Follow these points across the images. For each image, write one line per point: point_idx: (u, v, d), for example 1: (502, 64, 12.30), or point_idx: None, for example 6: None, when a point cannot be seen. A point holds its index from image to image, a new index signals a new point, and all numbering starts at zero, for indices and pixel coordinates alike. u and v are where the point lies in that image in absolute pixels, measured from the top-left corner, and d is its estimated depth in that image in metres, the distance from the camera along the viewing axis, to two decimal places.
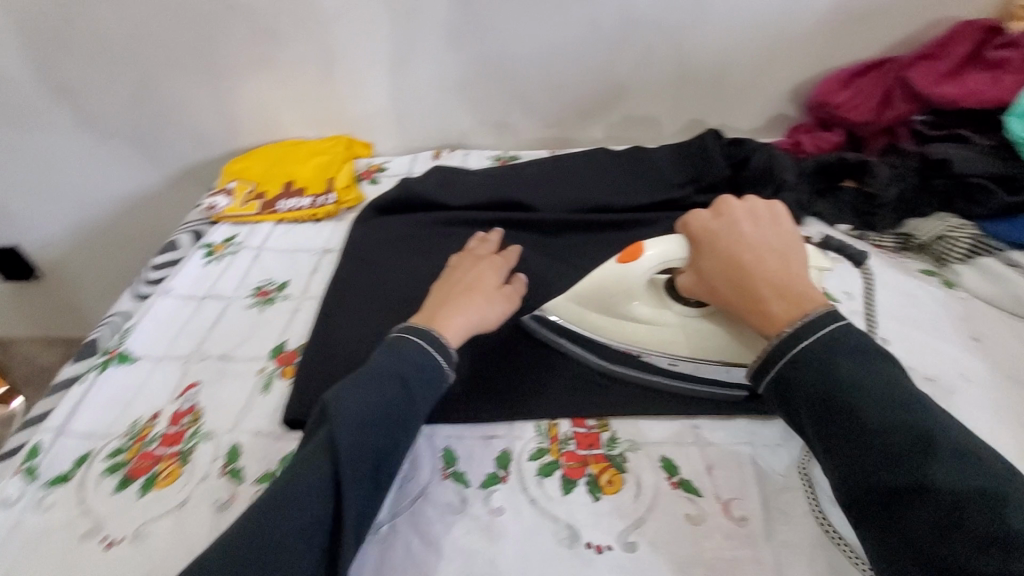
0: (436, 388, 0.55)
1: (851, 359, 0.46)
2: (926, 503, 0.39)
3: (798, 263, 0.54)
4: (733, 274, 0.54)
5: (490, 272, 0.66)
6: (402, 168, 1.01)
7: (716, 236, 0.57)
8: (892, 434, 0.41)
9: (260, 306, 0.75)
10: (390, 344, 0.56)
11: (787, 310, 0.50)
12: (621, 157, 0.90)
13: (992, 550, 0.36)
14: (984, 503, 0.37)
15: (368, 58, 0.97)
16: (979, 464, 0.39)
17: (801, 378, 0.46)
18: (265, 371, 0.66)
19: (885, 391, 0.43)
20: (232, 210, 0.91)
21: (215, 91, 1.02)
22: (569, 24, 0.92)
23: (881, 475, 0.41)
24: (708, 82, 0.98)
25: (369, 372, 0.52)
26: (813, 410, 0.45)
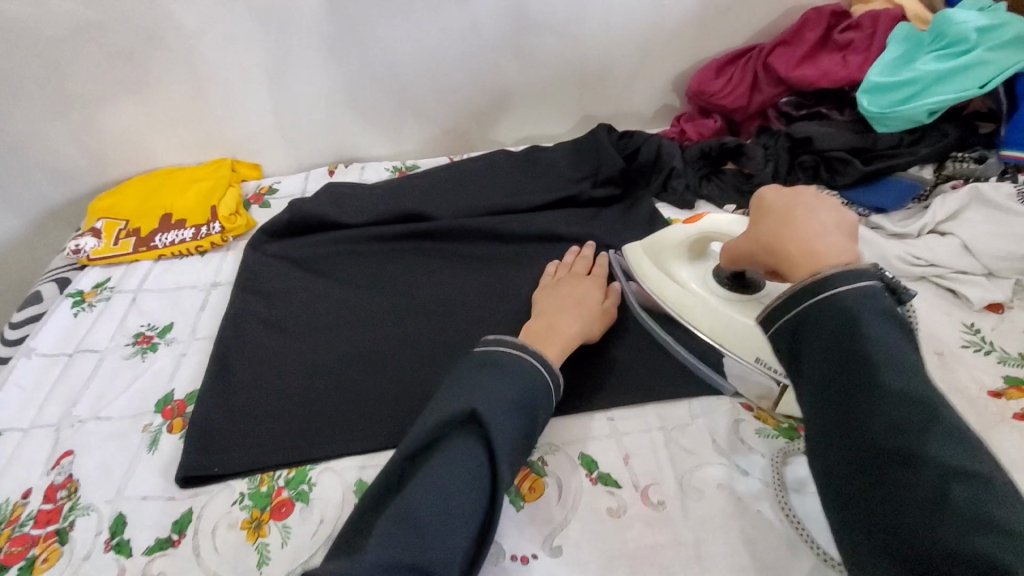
0: (553, 397, 0.54)
1: (873, 315, 0.40)
2: (913, 472, 0.36)
3: (850, 225, 0.49)
4: (787, 216, 0.49)
5: (598, 287, 0.67)
6: (294, 188, 0.96)
7: (781, 188, 0.52)
8: (898, 400, 0.38)
9: (142, 354, 0.68)
10: (525, 357, 0.54)
11: (826, 255, 0.45)
12: (517, 158, 0.90)
13: (978, 533, 0.33)
14: (974, 484, 0.34)
15: (242, 75, 0.91)
16: (978, 447, 0.36)
17: (816, 326, 0.42)
18: (151, 427, 0.60)
19: (900, 358, 0.39)
20: (102, 251, 0.82)
21: (69, 121, 0.91)
22: (452, 29, 0.91)
23: (878, 434, 0.38)
24: (595, 78, 1.01)
25: (516, 391, 0.51)
26: (825, 357, 0.41)
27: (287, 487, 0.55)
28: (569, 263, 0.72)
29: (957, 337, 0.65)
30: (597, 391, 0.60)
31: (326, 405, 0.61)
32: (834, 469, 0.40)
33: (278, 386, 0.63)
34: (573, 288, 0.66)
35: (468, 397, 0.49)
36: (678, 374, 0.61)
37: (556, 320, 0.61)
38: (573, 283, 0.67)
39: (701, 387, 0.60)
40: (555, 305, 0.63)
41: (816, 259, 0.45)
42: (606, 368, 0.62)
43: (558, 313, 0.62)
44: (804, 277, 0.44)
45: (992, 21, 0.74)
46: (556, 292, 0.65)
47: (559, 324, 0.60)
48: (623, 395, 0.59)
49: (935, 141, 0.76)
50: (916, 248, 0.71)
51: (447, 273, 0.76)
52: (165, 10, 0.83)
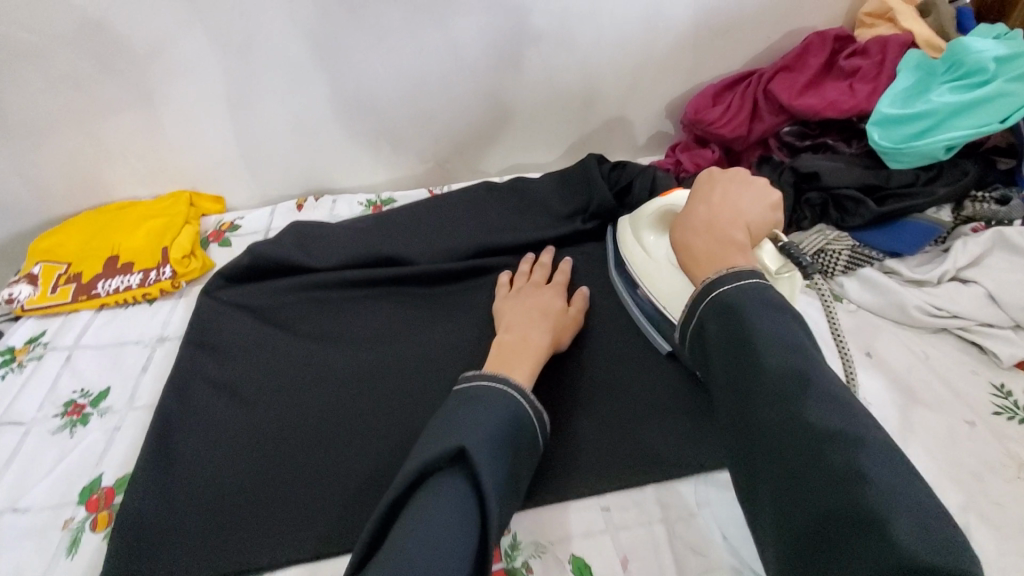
0: (534, 433, 0.49)
1: (758, 304, 0.43)
2: (790, 439, 0.37)
3: (751, 223, 0.52)
4: (691, 222, 0.54)
5: (560, 294, 0.65)
6: (259, 223, 0.88)
7: (699, 186, 0.57)
8: (779, 372, 0.39)
9: (71, 428, 0.60)
10: (517, 397, 0.49)
11: (704, 248, 0.50)
12: (502, 191, 0.83)
13: (853, 485, 0.34)
14: (843, 444, 0.35)
15: (201, 104, 0.84)
16: (849, 408, 0.38)
17: (710, 326, 0.45)
18: (73, 524, 0.52)
19: (785, 336, 0.41)
20: (38, 300, 0.73)
21: (9, 154, 0.83)
22: (431, 55, 0.85)
23: (760, 409, 0.39)
24: (585, 104, 0.94)
25: (506, 438, 0.46)
26: (719, 348, 0.43)
27: None
28: (527, 273, 0.70)
29: (987, 402, 0.59)
30: (588, 473, 0.53)
31: (278, 495, 0.53)
32: (732, 453, 0.42)
33: (227, 468, 0.55)
34: (537, 299, 0.63)
35: (454, 433, 0.44)
36: (680, 449, 0.54)
37: (526, 332, 0.58)
38: (535, 293, 0.65)
39: (706, 467, 0.53)
40: (522, 316, 0.60)
41: (696, 255, 0.50)
42: (598, 443, 0.55)
43: (527, 325, 0.59)
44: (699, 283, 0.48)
45: (1012, 50, 0.69)
46: (521, 304, 0.63)
47: (532, 336, 0.57)
48: (618, 477, 0.53)
49: (953, 180, 0.71)
50: (938, 297, 0.65)
51: (421, 326, 0.68)
52: (110, 32, 0.75)
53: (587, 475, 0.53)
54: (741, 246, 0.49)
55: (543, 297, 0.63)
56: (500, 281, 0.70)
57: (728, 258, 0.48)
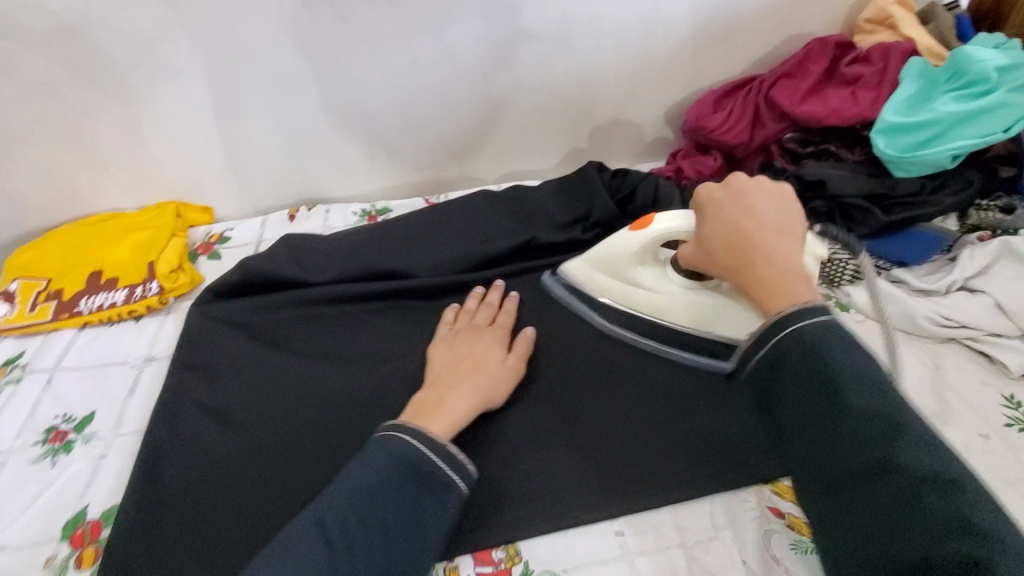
0: (435, 479, 0.47)
1: (834, 340, 0.42)
2: (885, 484, 0.36)
3: (792, 236, 0.51)
4: (735, 244, 0.51)
5: (499, 341, 0.61)
6: (249, 234, 0.85)
7: (720, 207, 0.53)
8: (867, 415, 0.38)
9: (53, 457, 0.56)
10: (409, 438, 0.48)
11: (773, 281, 0.48)
12: (501, 200, 0.81)
13: (959, 534, 0.33)
14: (941, 488, 0.35)
15: (185, 112, 0.81)
16: (943, 451, 0.37)
17: (786, 358, 0.43)
18: (54, 562, 0.49)
19: (866, 375, 0.40)
20: (16, 319, 0.70)
21: None
22: (425, 61, 0.83)
23: (850, 452, 0.38)
24: (583, 110, 0.93)
25: (384, 484, 0.45)
26: (798, 388, 0.41)
27: None
28: (471, 311, 0.65)
29: (998, 413, 0.59)
30: (610, 495, 0.52)
31: (276, 528, 0.51)
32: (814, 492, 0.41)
33: (224, 496, 0.53)
34: (470, 348, 0.59)
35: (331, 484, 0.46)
36: (705, 469, 0.53)
37: (445, 393, 0.54)
38: (473, 339, 0.61)
39: (730, 485, 0.52)
40: (447, 372, 0.57)
41: (765, 288, 0.48)
42: (618, 463, 0.54)
43: (450, 382, 0.55)
44: (771, 315, 0.46)
45: (1011, 60, 0.70)
46: (451, 357, 0.59)
47: (450, 398, 0.53)
48: (636, 499, 0.52)
49: (958, 189, 0.72)
50: (946, 307, 0.65)
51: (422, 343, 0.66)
52: (89, 39, 0.72)
53: (608, 498, 0.52)
54: (805, 273, 0.48)
55: (476, 347, 0.60)
56: (442, 319, 0.66)
57: (802, 291, 0.46)
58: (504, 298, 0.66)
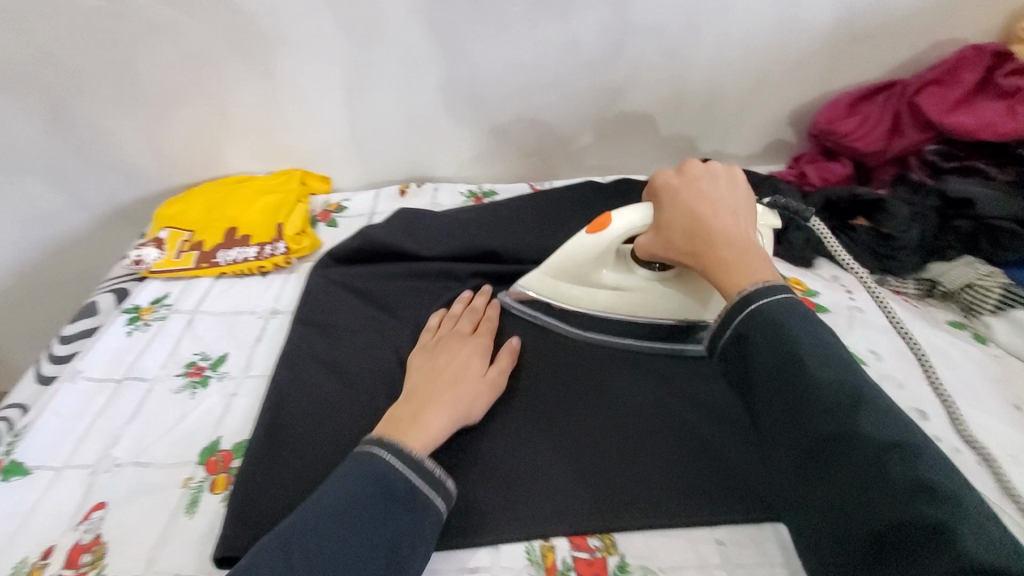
0: (414, 498, 0.45)
1: (799, 319, 0.46)
2: (847, 452, 0.39)
3: (742, 217, 0.55)
4: (693, 228, 0.54)
5: (481, 350, 0.60)
6: (364, 207, 0.90)
7: (677, 189, 0.57)
8: (832, 388, 0.41)
9: (191, 389, 0.62)
10: (388, 453, 0.46)
11: (735, 260, 0.51)
12: (609, 193, 0.81)
13: (915, 495, 0.36)
14: (902, 454, 0.38)
15: (319, 84, 0.86)
16: (899, 420, 0.40)
17: (756, 335, 0.46)
18: (192, 483, 0.52)
19: (831, 354, 0.44)
20: (164, 263, 0.77)
21: (142, 122, 0.89)
22: (547, 44, 0.83)
23: (815, 422, 0.41)
24: (701, 105, 0.90)
25: (362, 500, 0.43)
26: (766, 364, 0.45)
27: None
28: (455, 317, 0.65)
29: None
30: (597, 487, 0.52)
31: None
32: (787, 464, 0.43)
33: (335, 440, 0.55)
34: (450, 358, 0.58)
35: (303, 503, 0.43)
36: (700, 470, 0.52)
37: (420, 407, 0.52)
38: (454, 348, 0.60)
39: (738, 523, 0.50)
40: (426, 383, 0.55)
41: (727, 268, 0.51)
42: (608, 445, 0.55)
43: (426, 396, 0.53)
44: (734, 295, 0.49)
45: None
46: (430, 365, 0.58)
47: (425, 409, 0.52)
48: (677, 496, 0.51)
49: None
50: None
51: (520, 326, 0.67)
52: (248, 11, 0.79)
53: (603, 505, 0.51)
54: (758, 251, 0.52)
55: (455, 360, 0.58)
56: (427, 325, 0.66)
57: (759, 267, 0.50)
58: (472, 305, 0.67)
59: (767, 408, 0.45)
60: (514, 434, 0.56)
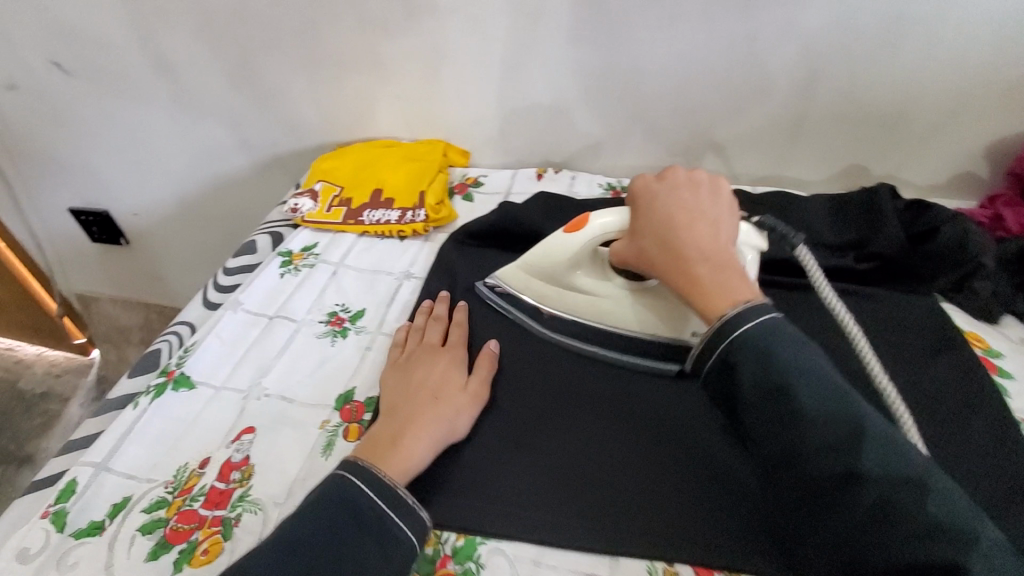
0: (383, 529, 0.42)
1: (788, 342, 0.41)
2: (854, 495, 0.36)
3: (723, 232, 0.51)
4: (665, 239, 0.50)
5: (457, 362, 0.57)
6: (501, 184, 0.90)
7: (656, 194, 0.53)
8: (826, 422, 0.37)
9: (332, 336, 0.65)
10: (355, 478, 0.43)
11: (712, 278, 0.46)
12: (764, 207, 0.79)
13: (924, 537, 0.34)
14: (907, 491, 0.35)
15: (478, 59, 0.87)
16: (899, 447, 0.37)
17: (743, 366, 0.40)
18: (328, 426, 0.55)
19: (823, 381, 0.39)
20: (317, 215, 0.82)
21: (311, 79, 0.95)
22: (721, 39, 0.78)
23: (815, 463, 0.37)
24: (882, 123, 0.81)
25: (326, 528, 0.40)
26: (753, 398, 0.40)
27: (453, 558, 0.46)
28: (420, 330, 0.62)
29: None
30: (590, 499, 0.49)
31: (497, 458, 0.51)
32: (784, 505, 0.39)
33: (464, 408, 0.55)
34: (426, 372, 0.55)
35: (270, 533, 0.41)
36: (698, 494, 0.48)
37: (401, 429, 0.49)
38: (427, 362, 0.57)
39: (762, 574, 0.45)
40: (403, 400, 0.52)
41: (706, 289, 0.46)
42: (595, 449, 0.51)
43: (407, 416, 0.50)
44: (713, 322, 0.44)
45: None
46: (407, 382, 0.55)
47: (404, 434, 0.49)
48: (688, 510, 0.48)
49: None
50: None
51: None
52: None
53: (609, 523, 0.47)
54: (737, 269, 0.47)
55: (428, 374, 0.55)
56: (393, 342, 0.62)
57: (738, 288, 0.45)
58: (453, 319, 0.63)
59: (758, 445, 0.40)
60: (563, 425, 0.54)
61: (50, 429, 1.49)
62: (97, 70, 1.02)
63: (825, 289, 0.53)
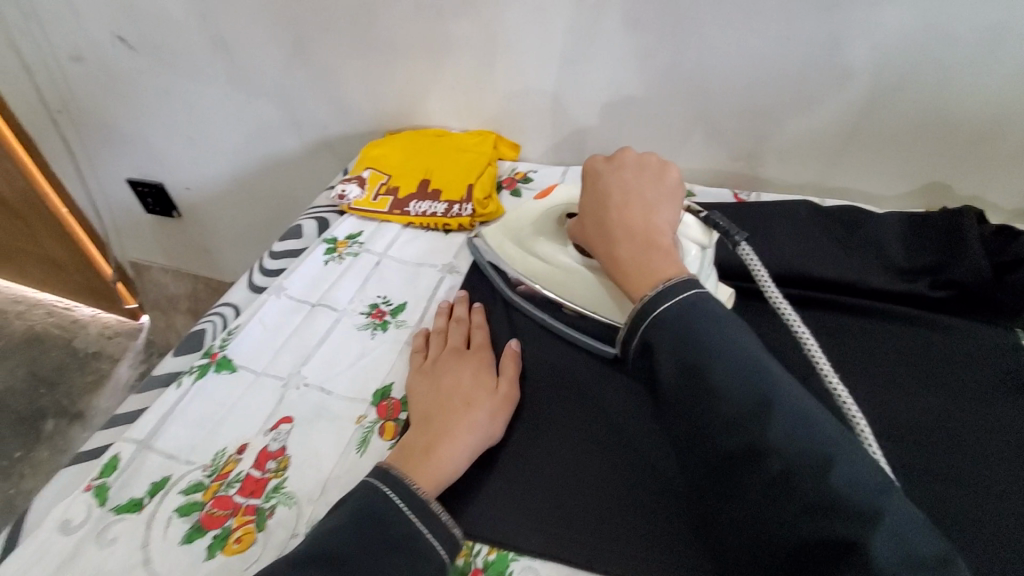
0: (412, 546, 0.41)
1: (706, 320, 0.42)
2: (758, 469, 0.36)
3: (656, 213, 0.53)
4: (602, 220, 0.53)
5: (485, 365, 0.56)
6: (550, 180, 0.88)
7: (598, 176, 0.56)
8: (737, 397, 0.38)
9: (372, 329, 0.64)
10: (385, 487, 0.43)
11: (631, 260, 0.49)
12: (834, 222, 0.74)
13: (820, 512, 0.34)
14: (811, 467, 0.35)
15: (536, 49, 0.84)
16: (812, 422, 0.37)
17: (659, 342, 0.43)
18: (364, 422, 0.54)
19: (741, 359, 0.40)
20: (363, 202, 0.82)
21: (365, 63, 0.94)
22: (799, 39, 0.72)
23: (722, 438, 0.38)
24: (970, 139, 0.75)
25: (353, 538, 0.39)
26: (668, 374, 0.41)
27: (485, 572, 0.44)
28: (442, 331, 0.61)
29: None
30: (539, 475, 0.49)
31: (531, 464, 0.50)
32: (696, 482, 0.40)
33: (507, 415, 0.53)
34: (453, 376, 0.54)
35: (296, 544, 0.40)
36: (639, 480, 0.48)
37: (434, 439, 0.48)
38: (454, 365, 0.55)
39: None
40: (433, 408, 0.51)
41: (627, 271, 0.49)
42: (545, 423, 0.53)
43: (438, 426, 0.49)
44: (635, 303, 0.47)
45: None
46: (435, 389, 0.53)
47: (440, 443, 0.47)
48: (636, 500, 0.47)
49: None
50: None
51: None
52: None
53: (550, 503, 0.47)
54: (663, 247, 0.49)
55: (452, 377, 0.54)
56: (412, 345, 0.60)
57: (660, 268, 0.47)
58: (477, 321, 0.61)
59: (673, 423, 0.41)
60: (553, 422, 0.53)
61: (99, 387, 1.56)
62: (159, 45, 1.04)
63: (767, 286, 0.52)
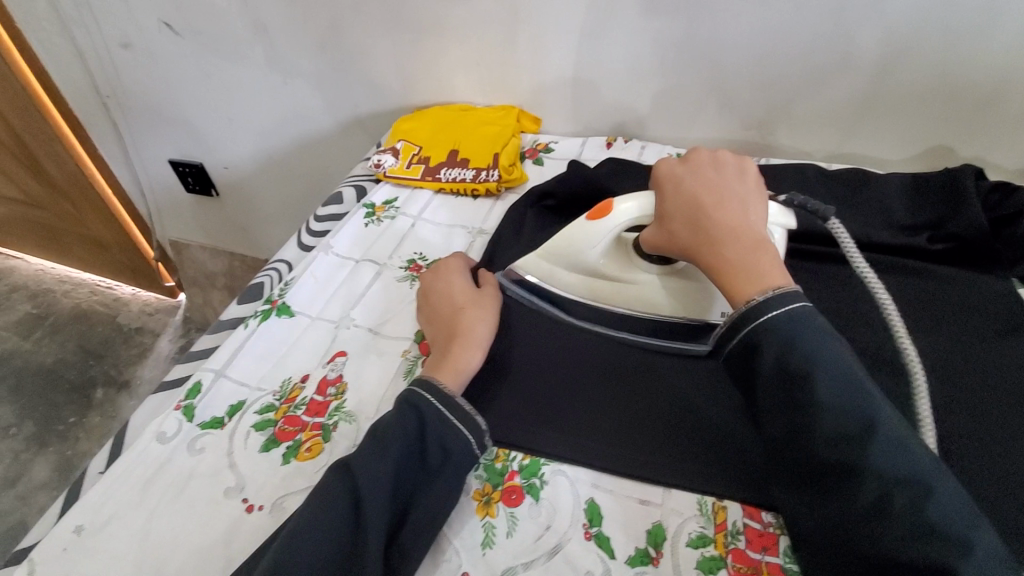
0: (449, 435, 0.48)
1: (811, 331, 0.43)
2: (857, 484, 0.38)
3: (748, 212, 0.52)
4: (694, 221, 0.52)
5: (467, 276, 0.64)
6: (570, 150, 0.94)
7: (680, 178, 0.55)
8: (840, 411, 0.39)
9: (412, 280, 0.71)
10: (421, 389, 0.50)
11: (736, 262, 0.48)
12: (837, 181, 0.79)
13: (917, 538, 0.35)
14: (911, 492, 0.36)
15: (557, 25, 0.89)
16: (909, 447, 0.38)
17: (762, 350, 0.43)
18: (409, 355, 0.61)
19: (844, 373, 0.41)
20: (397, 171, 0.88)
21: (395, 43, 1.00)
22: (806, 10, 0.77)
23: (824, 449, 0.39)
24: (972, 102, 0.79)
25: (399, 427, 0.47)
26: (769, 378, 0.42)
27: (520, 474, 0.51)
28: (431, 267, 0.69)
29: None
30: (612, 440, 0.53)
31: (580, 400, 0.55)
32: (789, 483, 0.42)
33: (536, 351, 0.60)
34: (444, 293, 0.62)
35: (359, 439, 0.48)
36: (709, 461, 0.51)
37: (448, 348, 0.55)
38: (443, 285, 0.63)
39: (731, 493, 0.49)
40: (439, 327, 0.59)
41: (731, 272, 0.48)
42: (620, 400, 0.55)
43: (448, 338, 0.57)
44: (739, 305, 0.46)
45: None
46: (436, 310, 0.61)
47: (456, 348, 0.55)
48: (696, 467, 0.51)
49: None
50: None
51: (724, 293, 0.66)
52: None
53: (622, 458, 0.51)
54: (763, 246, 0.49)
55: (444, 294, 0.62)
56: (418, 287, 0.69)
57: (766, 271, 0.47)
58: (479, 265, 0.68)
59: (770, 426, 0.43)
60: (580, 358, 0.59)
61: (144, 358, 1.67)
62: (203, 31, 1.11)
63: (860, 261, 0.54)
